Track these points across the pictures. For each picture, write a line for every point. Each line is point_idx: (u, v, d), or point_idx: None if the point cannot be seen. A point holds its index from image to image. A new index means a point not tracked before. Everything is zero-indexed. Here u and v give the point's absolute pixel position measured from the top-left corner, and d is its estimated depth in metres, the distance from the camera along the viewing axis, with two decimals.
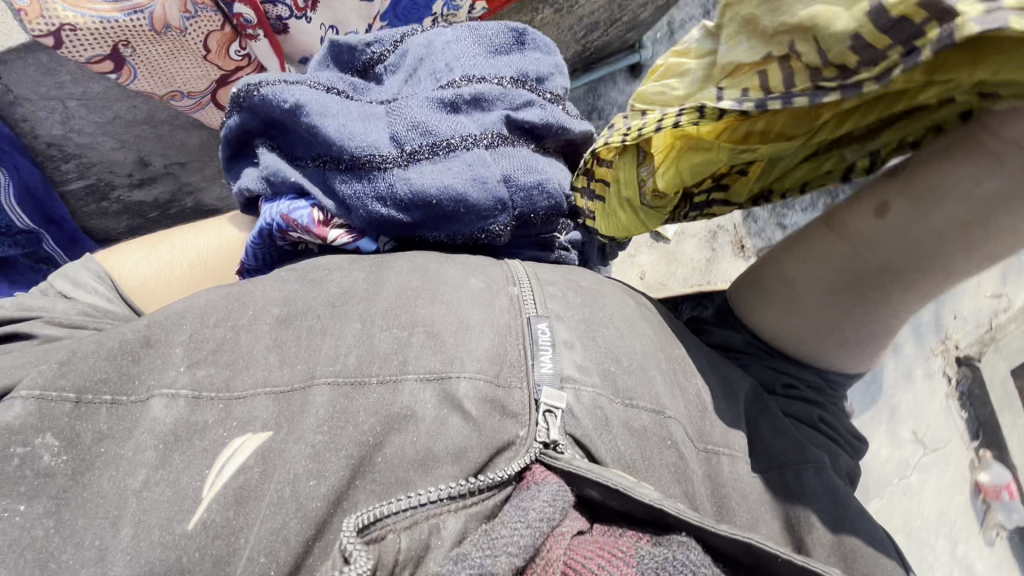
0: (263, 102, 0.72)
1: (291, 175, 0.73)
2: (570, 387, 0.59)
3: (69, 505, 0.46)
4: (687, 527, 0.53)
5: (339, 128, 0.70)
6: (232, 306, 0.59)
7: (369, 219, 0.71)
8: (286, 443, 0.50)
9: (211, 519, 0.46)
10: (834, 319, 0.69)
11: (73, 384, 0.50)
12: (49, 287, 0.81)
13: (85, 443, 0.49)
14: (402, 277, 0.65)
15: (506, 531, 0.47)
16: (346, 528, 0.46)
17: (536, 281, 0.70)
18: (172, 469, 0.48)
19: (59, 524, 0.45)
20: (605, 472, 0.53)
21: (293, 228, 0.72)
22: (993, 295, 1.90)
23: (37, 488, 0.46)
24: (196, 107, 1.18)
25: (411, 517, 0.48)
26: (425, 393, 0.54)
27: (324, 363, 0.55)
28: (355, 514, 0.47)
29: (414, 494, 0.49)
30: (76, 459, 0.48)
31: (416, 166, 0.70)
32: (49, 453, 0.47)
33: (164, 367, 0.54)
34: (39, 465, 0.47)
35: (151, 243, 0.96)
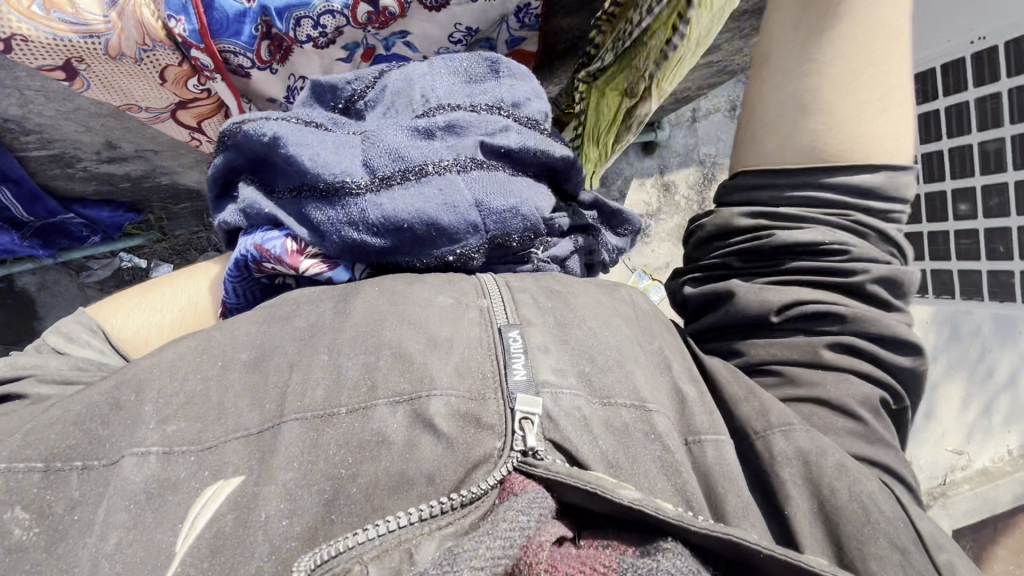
0: (244, 138, 0.72)
1: (267, 206, 0.72)
2: (547, 391, 0.58)
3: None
4: (672, 529, 0.50)
5: (312, 157, 0.69)
6: (201, 357, 0.59)
7: (343, 245, 0.69)
8: (258, 486, 0.49)
9: (186, 574, 0.45)
10: (827, 95, 0.71)
11: (40, 454, 0.50)
12: (40, 345, 0.74)
13: (57, 512, 0.48)
14: (370, 302, 0.64)
15: (473, 544, 0.45)
16: (300, 567, 0.44)
17: (507, 290, 0.69)
18: (145, 528, 0.47)
19: None
20: (584, 475, 0.52)
21: (267, 258, 0.70)
22: (964, 451, 2.32)
23: (12, 564, 0.46)
24: (155, 120, 1.06)
25: (385, 545, 0.46)
26: (395, 415, 0.53)
27: (293, 399, 0.54)
28: (311, 553, 0.45)
29: (387, 519, 0.47)
30: (49, 530, 0.48)
31: (388, 191, 0.68)
32: (20, 526, 0.47)
33: (133, 425, 0.53)
34: (13, 540, 0.47)
35: (143, 293, 0.90)
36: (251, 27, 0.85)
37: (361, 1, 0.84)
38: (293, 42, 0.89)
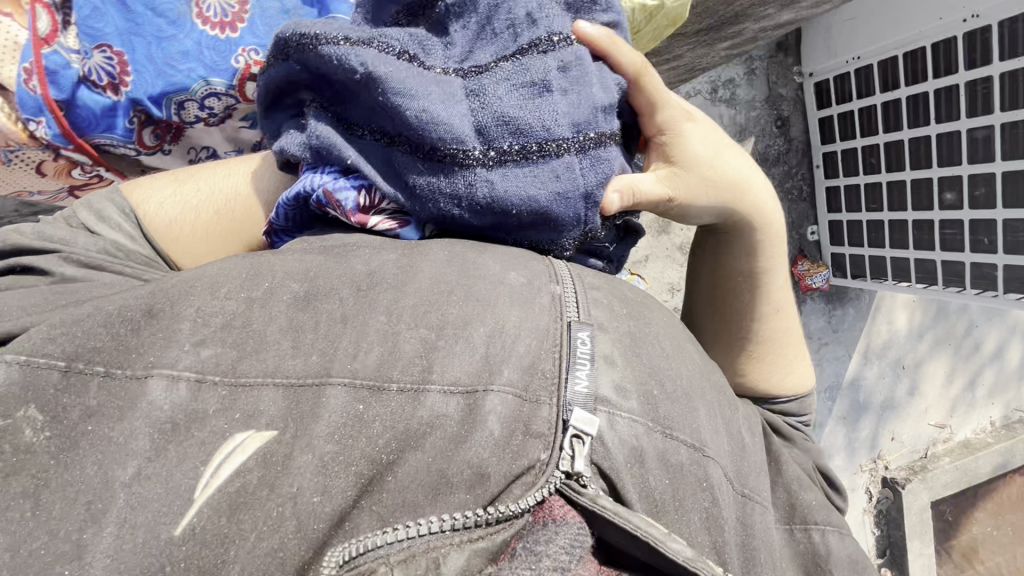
0: (326, 62, 0.62)
1: (346, 151, 0.64)
2: (603, 410, 0.54)
3: (49, 486, 0.42)
4: None
5: (420, 112, 0.60)
6: (250, 274, 0.54)
7: (436, 215, 0.64)
8: (293, 450, 0.45)
9: (201, 526, 0.41)
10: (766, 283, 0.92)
11: (63, 351, 0.46)
12: (71, 217, 0.76)
13: (72, 418, 0.44)
14: (437, 268, 0.59)
15: None
16: (328, 561, 0.43)
17: (580, 283, 0.65)
18: (166, 463, 0.43)
19: (36, 507, 0.41)
20: (632, 518, 0.49)
21: (333, 207, 0.64)
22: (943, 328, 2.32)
23: (17, 465, 0.42)
24: (54, 195, 1.05)
25: (419, 552, 0.44)
26: (448, 407, 0.49)
27: (342, 359, 0.50)
28: (342, 544, 0.43)
29: (417, 522, 0.45)
30: (60, 436, 0.44)
31: (503, 169, 0.61)
32: (32, 427, 0.43)
33: (165, 343, 0.49)
34: (20, 441, 0.43)
35: (178, 179, 0.88)
36: (124, 120, 0.88)
37: (249, 81, 0.90)
38: (181, 124, 0.94)
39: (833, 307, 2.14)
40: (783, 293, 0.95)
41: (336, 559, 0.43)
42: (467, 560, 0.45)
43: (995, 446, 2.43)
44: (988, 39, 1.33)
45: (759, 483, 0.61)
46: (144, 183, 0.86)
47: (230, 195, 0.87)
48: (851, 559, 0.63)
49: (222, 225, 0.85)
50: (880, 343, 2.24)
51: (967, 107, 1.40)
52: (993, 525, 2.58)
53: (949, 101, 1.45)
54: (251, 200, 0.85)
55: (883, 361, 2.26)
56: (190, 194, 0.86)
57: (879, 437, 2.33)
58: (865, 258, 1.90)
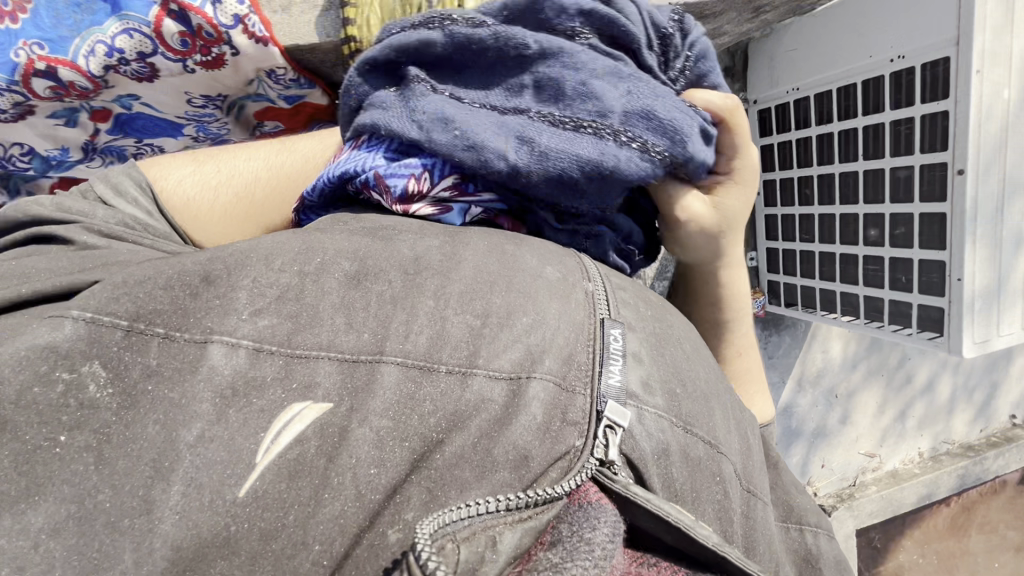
0: (494, 39, 0.69)
1: (463, 115, 0.67)
2: (632, 404, 0.57)
3: (110, 442, 0.43)
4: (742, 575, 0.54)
5: (542, 114, 0.66)
6: (302, 248, 0.55)
7: (541, 178, 0.65)
8: (349, 423, 0.47)
9: (262, 490, 0.43)
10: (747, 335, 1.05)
11: (126, 311, 0.47)
12: (88, 190, 0.80)
13: (133, 377, 0.45)
14: (479, 257, 0.61)
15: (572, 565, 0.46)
16: (418, 534, 0.43)
17: (609, 282, 0.68)
18: (228, 427, 0.45)
19: (99, 461, 0.42)
20: (663, 505, 0.52)
21: (380, 191, 0.67)
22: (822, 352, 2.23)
23: (81, 420, 0.43)
24: None
25: (478, 529, 0.46)
26: (493, 391, 0.52)
27: (394, 339, 0.51)
28: (426, 520, 0.45)
29: (474, 503, 0.46)
30: (121, 394, 0.45)
31: (627, 147, 0.65)
32: (95, 383, 0.44)
33: (223, 310, 0.49)
34: (84, 396, 0.44)
35: (198, 161, 0.93)
36: None
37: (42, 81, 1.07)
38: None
39: (770, 333, 2.11)
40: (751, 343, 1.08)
41: (420, 537, 0.43)
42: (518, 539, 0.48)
43: (921, 476, 2.48)
44: (912, 80, 1.26)
45: (759, 481, 0.66)
46: (161, 167, 0.91)
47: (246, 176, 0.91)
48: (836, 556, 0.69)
49: (244, 203, 0.89)
50: (813, 372, 2.25)
51: (889, 147, 1.34)
52: (919, 554, 2.54)
53: (876, 139, 1.37)
54: (263, 180, 0.90)
55: (817, 390, 2.28)
56: (205, 177, 0.91)
57: (810, 465, 2.38)
58: (797, 287, 1.78)
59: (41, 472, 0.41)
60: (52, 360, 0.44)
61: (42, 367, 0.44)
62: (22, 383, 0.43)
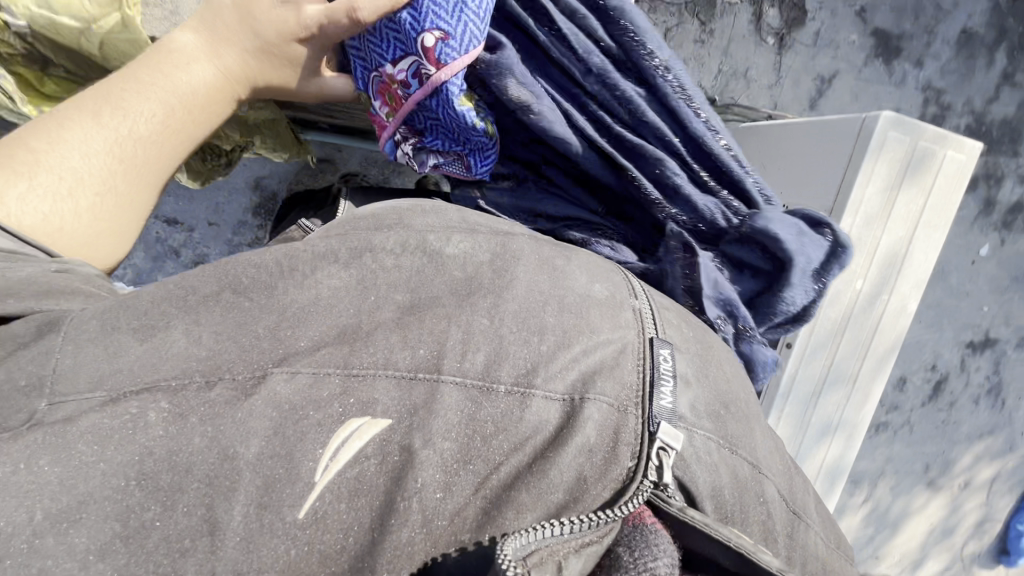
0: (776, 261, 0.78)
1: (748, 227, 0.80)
2: (683, 426, 0.57)
3: (153, 456, 0.41)
4: None
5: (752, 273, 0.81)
6: (352, 259, 0.55)
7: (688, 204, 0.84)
8: (411, 441, 0.45)
9: (323, 510, 0.42)
10: None
11: (182, 340, 0.47)
12: None
13: (187, 395, 0.44)
14: (531, 273, 0.59)
15: None
16: (501, 552, 0.42)
17: (653, 301, 0.66)
18: (286, 443, 0.43)
19: (141, 477, 0.41)
20: (725, 531, 0.51)
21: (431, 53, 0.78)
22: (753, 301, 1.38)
23: (124, 438, 0.42)
24: None
25: (551, 549, 0.45)
26: (549, 414, 0.51)
27: (451, 358, 0.50)
28: (508, 539, 0.43)
29: (539, 526, 0.45)
30: (174, 411, 0.43)
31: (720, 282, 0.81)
32: (155, 412, 0.43)
33: (283, 322, 0.49)
34: (145, 423, 0.43)
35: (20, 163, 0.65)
36: None
37: None
38: None
39: None
40: None
41: (507, 563, 0.42)
42: (583, 565, 0.46)
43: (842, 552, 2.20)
44: None
45: (805, 504, 0.66)
46: None
47: (84, 166, 0.69)
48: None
49: (115, 197, 0.72)
50: None
51: None
52: None
53: None
54: (116, 176, 0.71)
55: None
56: (57, 184, 0.67)
57: None
58: None
59: (83, 491, 0.40)
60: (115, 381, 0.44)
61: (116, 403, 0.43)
62: (95, 418, 0.42)
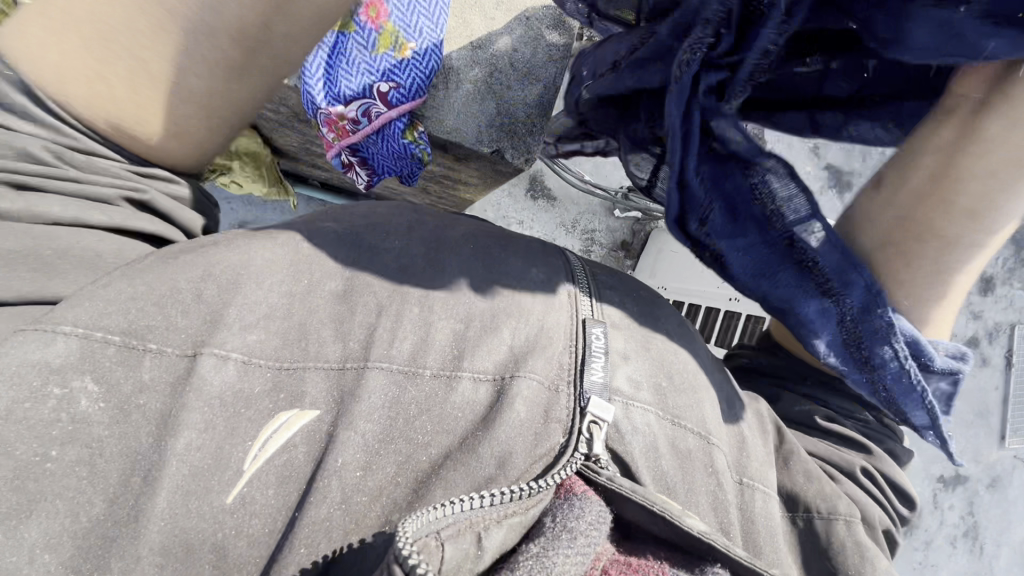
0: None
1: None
2: (619, 401, 0.58)
3: (102, 454, 0.43)
4: (725, 560, 0.50)
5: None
6: (290, 260, 0.57)
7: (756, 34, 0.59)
8: (335, 428, 0.48)
9: (250, 496, 0.44)
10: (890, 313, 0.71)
11: (118, 326, 0.48)
12: None
13: (125, 391, 0.46)
14: (463, 261, 0.62)
15: (556, 558, 0.45)
16: (401, 534, 0.42)
17: (593, 281, 0.69)
18: (216, 436, 0.46)
19: (92, 474, 0.43)
20: (651, 497, 0.52)
21: (375, 103, 0.93)
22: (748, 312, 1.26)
23: (71, 434, 0.43)
24: None
25: (460, 526, 0.45)
26: (477, 392, 0.53)
27: (379, 346, 0.52)
28: (410, 521, 0.44)
29: (448, 504, 0.45)
30: (114, 407, 0.45)
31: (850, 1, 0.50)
32: (87, 398, 0.45)
33: (214, 326, 0.51)
34: (76, 410, 0.44)
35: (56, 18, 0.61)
36: None
37: None
38: None
39: None
40: None
41: (404, 538, 0.42)
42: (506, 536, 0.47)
43: None
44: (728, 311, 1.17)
45: (761, 474, 0.65)
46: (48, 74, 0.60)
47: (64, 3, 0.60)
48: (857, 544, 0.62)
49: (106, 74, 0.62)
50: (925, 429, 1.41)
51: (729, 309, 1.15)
52: None
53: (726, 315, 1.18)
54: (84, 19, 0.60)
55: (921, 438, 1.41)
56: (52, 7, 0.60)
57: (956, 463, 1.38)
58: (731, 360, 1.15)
59: (32, 489, 0.41)
60: (44, 374, 0.44)
61: (35, 383, 0.44)
62: (13, 399, 0.43)
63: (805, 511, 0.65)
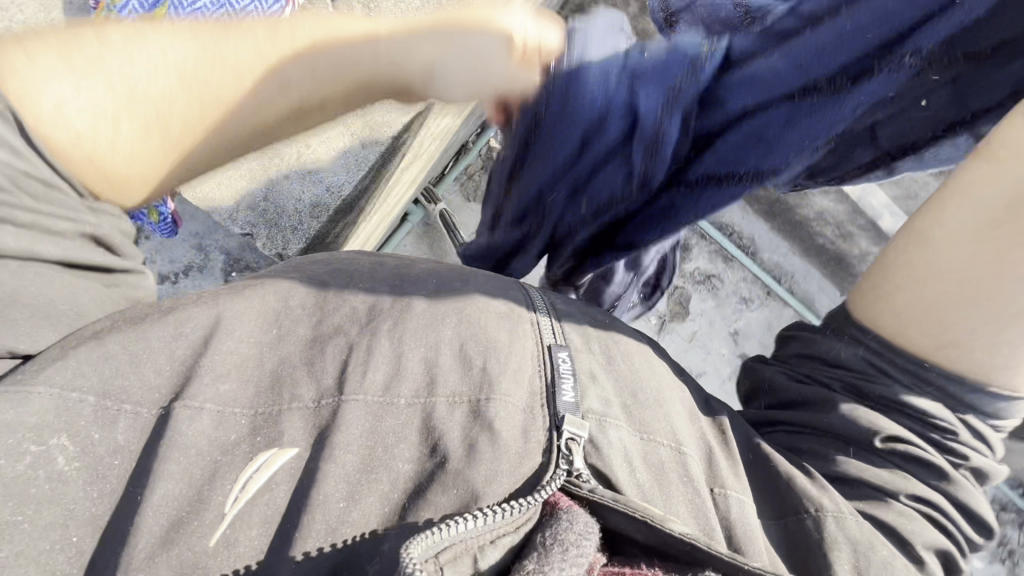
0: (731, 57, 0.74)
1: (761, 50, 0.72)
2: (592, 419, 0.60)
3: (77, 519, 0.43)
4: (716, 564, 0.51)
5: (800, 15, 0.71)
6: (257, 308, 0.57)
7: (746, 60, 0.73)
8: (315, 464, 0.48)
9: (233, 538, 0.44)
10: (971, 290, 0.68)
11: (93, 387, 0.47)
12: None
13: (99, 452, 0.45)
14: (427, 295, 0.63)
15: (552, 572, 0.45)
16: (406, 555, 0.42)
17: (554, 312, 0.71)
18: (193, 484, 0.45)
19: (68, 541, 0.43)
20: (633, 504, 0.53)
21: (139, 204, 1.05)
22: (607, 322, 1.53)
23: (50, 494, 0.43)
24: None
25: (452, 550, 0.45)
26: (454, 415, 0.54)
27: (352, 379, 0.53)
28: (417, 541, 0.43)
29: (449, 525, 0.45)
30: (88, 468, 0.45)
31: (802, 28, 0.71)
32: (64, 456, 0.44)
33: (187, 378, 0.50)
34: (53, 469, 0.43)
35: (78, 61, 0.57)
36: None
37: None
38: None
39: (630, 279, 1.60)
40: (948, 331, 0.70)
41: (410, 561, 0.41)
42: (501, 554, 0.48)
43: None
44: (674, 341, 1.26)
45: (741, 483, 0.66)
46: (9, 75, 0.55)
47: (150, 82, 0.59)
48: (850, 541, 0.63)
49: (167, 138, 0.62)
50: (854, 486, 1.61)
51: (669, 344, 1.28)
52: None
53: None
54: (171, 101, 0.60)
55: None
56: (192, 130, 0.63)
57: None
58: None
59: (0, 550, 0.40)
60: (17, 432, 0.43)
61: (10, 439, 0.43)
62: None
63: (787, 516, 0.65)
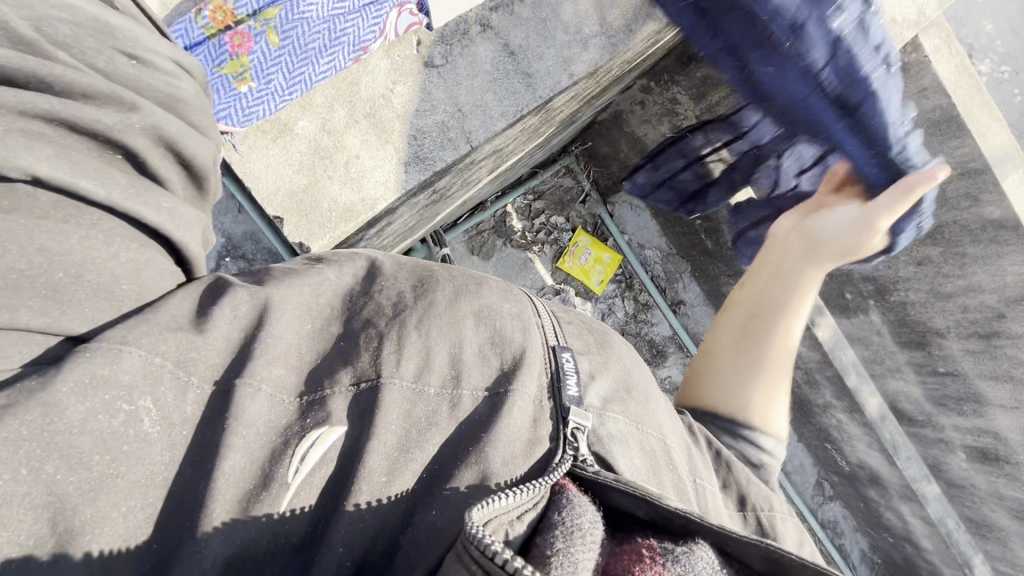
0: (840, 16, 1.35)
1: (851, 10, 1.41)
2: (594, 412, 0.68)
3: (152, 482, 0.46)
4: (705, 531, 0.59)
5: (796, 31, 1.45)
6: (290, 295, 0.59)
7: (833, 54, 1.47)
8: (362, 443, 0.54)
9: (294, 506, 0.50)
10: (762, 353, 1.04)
11: (172, 353, 0.49)
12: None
13: (178, 418, 0.48)
14: (447, 292, 0.67)
15: (581, 550, 0.52)
16: (467, 525, 0.47)
17: (555, 316, 0.78)
18: (253, 458, 0.50)
19: (141, 501, 0.45)
20: (632, 483, 0.60)
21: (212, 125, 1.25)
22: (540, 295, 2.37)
23: (134, 454, 0.45)
24: None
25: (493, 523, 0.51)
26: (479, 405, 0.61)
27: (388, 365, 0.58)
28: (471, 514, 0.49)
29: (491, 501, 0.51)
30: (165, 431, 0.47)
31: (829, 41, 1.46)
32: (150, 418, 0.46)
33: (243, 360, 0.53)
34: (141, 429, 0.46)
35: None
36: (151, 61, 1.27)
37: None
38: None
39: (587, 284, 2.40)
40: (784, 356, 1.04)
41: (472, 525, 0.47)
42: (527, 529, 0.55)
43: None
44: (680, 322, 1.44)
45: (706, 476, 0.77)
46: None
47: None
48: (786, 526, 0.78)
49: None
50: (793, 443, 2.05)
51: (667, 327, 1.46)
52: None
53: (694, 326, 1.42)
54: None
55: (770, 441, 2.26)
56: None
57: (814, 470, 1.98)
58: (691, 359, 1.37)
59: (78, 511, 0.42)
60: (113, 391, 0.45)
61: (105, 396, 0.44)
62: (88, 410, 0.43)
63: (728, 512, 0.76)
